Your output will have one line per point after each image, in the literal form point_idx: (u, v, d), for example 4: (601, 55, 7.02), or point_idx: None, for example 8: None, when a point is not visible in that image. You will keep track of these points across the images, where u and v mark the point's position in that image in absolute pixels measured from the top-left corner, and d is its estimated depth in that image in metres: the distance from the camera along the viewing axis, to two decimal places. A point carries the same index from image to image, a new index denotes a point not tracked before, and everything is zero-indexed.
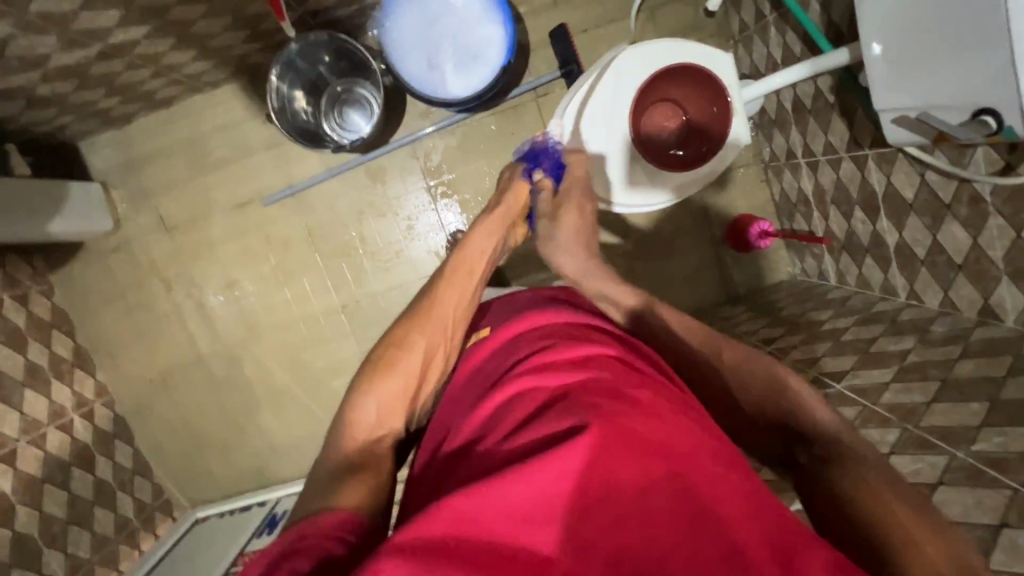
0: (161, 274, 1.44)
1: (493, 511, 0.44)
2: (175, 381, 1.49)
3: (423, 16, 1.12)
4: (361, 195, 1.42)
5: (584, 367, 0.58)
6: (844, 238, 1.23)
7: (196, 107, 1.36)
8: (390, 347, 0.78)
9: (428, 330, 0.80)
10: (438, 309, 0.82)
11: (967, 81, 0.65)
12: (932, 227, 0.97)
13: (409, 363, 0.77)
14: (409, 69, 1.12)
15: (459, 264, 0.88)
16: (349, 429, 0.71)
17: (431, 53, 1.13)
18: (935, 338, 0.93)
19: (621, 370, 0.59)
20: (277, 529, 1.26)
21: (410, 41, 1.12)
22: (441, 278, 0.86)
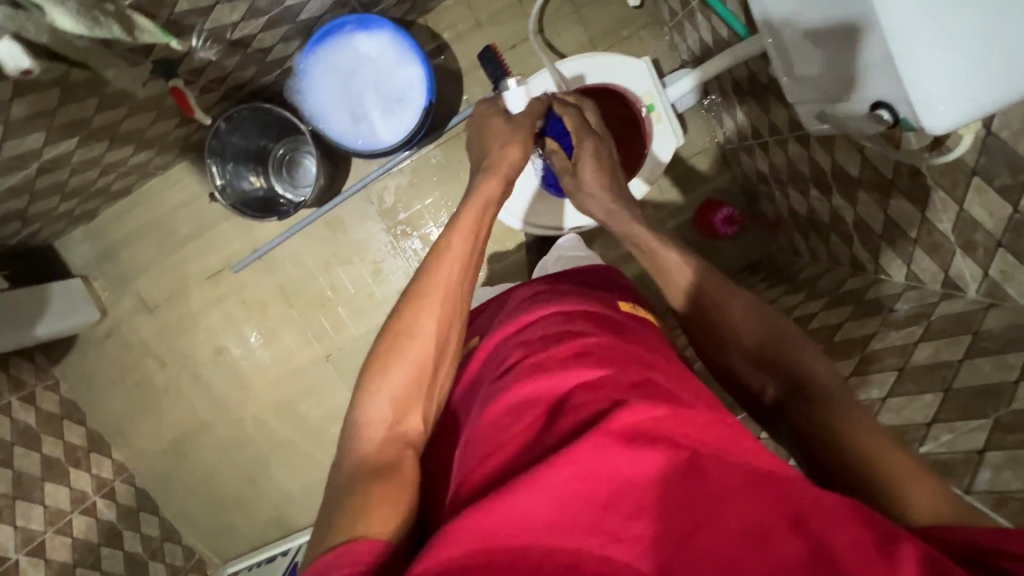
0: (153, 352, 1.50)
1: (512, 527, 0.44)
2: (185, 449, 1.56)
3: (342, 70, 1.13)
4: (325, 247, 1.45)
5: (581, 364, 0.58)
6: (807, 215, 1.19)
7: (155, 190, 1.41)
8: (397, 335, 0.71)
9: (436, 311, 0.73)
10: (439, 282, 0.74)
11: (858, 74, 0.61)
12: (882, 202, 0.93)
13: (419, 352, 0.71)
14: (336, 127, 1.15)
15: (466, 220, 0.79)
16: (365, 429, 0.67)
17: (356, 105, 1.15)
18: (898, 318, 0.89)
19: (620, 360, 0.59)
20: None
21: (334, 100, 1.14)
22: (448, 239, 0.77)
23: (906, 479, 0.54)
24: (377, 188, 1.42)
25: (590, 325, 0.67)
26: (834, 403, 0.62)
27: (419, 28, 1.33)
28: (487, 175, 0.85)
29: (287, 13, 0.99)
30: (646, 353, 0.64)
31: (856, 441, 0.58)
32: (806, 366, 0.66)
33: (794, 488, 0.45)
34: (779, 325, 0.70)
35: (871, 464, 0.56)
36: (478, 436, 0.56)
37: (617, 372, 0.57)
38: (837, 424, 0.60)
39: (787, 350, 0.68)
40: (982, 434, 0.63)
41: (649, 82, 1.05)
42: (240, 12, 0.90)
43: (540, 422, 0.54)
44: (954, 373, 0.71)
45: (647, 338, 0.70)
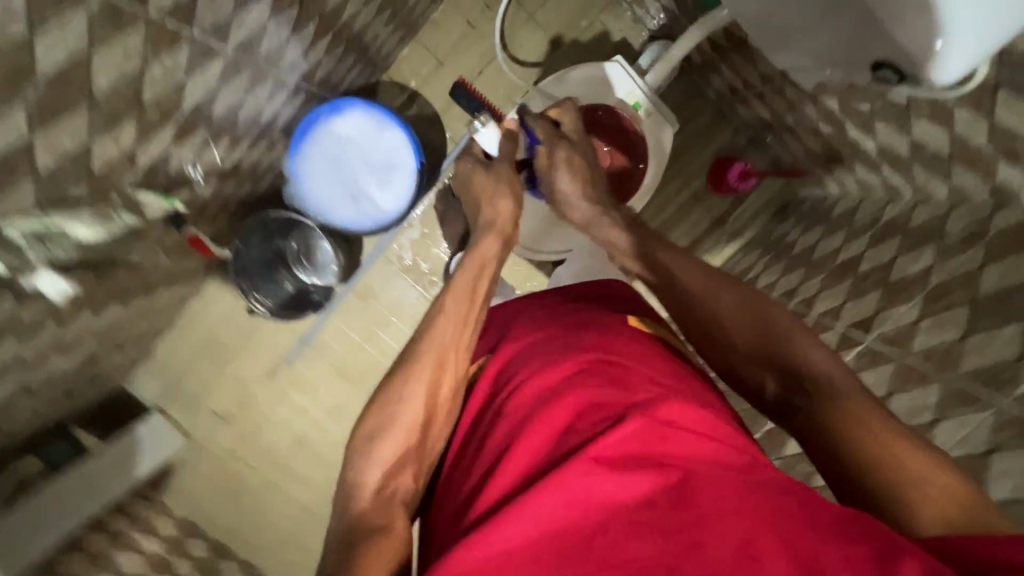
0: (239, 457, 1.58)
1: (499, 554, 0.48)
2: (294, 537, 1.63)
3: (329, 156, 1.14)
4: (363, 317, 1.49)
5: (577, 390, 0.60)
6: (825, 151, 1.14)
7: (198, 311, 1.49)
8: (388, 401, 0.71)
9: (427, 370, 0.72)
10: (436, 334, 0.75)
11: (850, 34, 0.60)
12: (903, 127, 0.89)
13: (412, 412, 0.70)
14: (338, 212, 1.16)
15: (460, 283, 0.80)
16: (359, 492, 0.65)
17: (352, 185, 1.17)
18: (952, 243, 0.84)
19: (617, 382, 0.60)
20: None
21: (328, 186, 1.16)
22: (443, 303, 0.78)
23: (918, 486, 0.51)
24: (394, 248, 1.44)
25: (586, 341, 0.67)
26: (839, 401, 0.59)
27: (386, 85, 1.33)
28: (487, 234, 0.87)
29: (267, 128, 1.02)
30: (641, 362, 0.65)
31: (855, 437, 0.56)
32: (809, 357, 0.63)
33: (784, 502, 0.47)
34: (772, 320, 0.67)
35: (871, 465, 0.54)
36: (472, 467, 0.60)
37: (611, 395, 0.58)
38: (839, 419, 0.57)
39: (781, 345, 0.65)
40: None
41: (631, 82, 1.05)
42: (225, 147, 0.93)
43: (538, 449, 0.56)
44: None
45: (647, 346, 0.70)
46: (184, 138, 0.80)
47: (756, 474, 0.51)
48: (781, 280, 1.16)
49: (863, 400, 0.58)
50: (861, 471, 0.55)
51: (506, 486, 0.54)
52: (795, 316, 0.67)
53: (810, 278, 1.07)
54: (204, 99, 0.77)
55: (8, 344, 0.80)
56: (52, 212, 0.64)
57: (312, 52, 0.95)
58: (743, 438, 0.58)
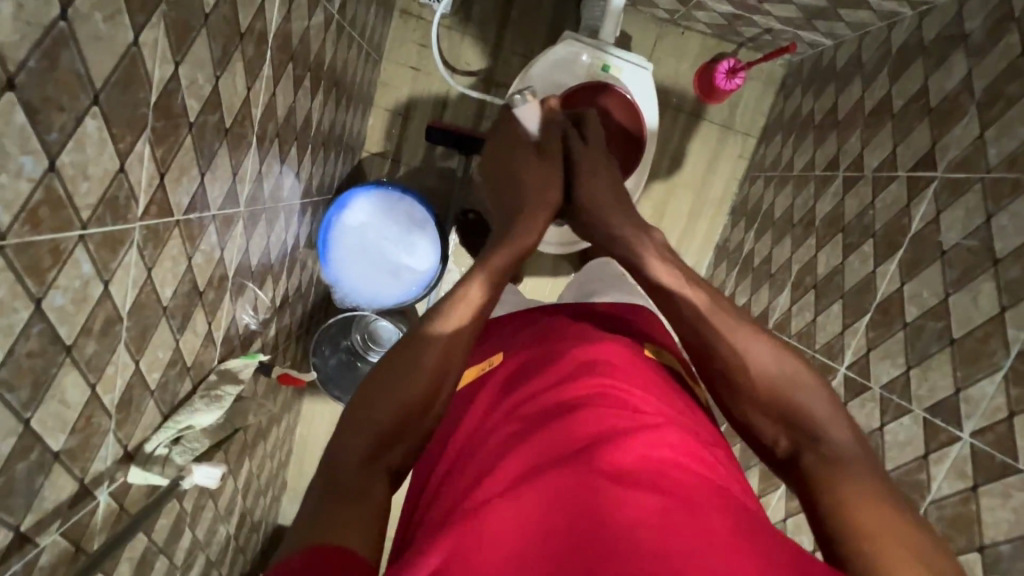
0: None
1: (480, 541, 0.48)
2: None
3: (358, 246, 1.20)
4: None
5: (591, 408, 0.61)
6: (801, 12, 1.10)
7: (306, 430, 1.59)
8: (388, 380, 0.62)
9: (441, 359, 0.65)
10: (456, 323, 0.68)
11: None
12: None
13: (413, 398, 0.62)
14: (386, 294, 1.21)
15: (493, 284, 0.74)
16: (339, 472, 0.57)
17: (386, 266, 1.22)
18: (979, 40, 0.79)
19: (629, 408, 0.62)
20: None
21: (367, 273, 1.21)
22: (461, 298, 0.70)
23: (897, 558, 0.49)
24: None
25: (599, 362, 0.68)
26: (846, 476, 0.57)
27: (369, 159, 1.38)
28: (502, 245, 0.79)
29: (294, 253, 1.08)
30: (655, 394, 0.66)
31: (851, 510, 0.55)
32: (828, 433, 0.61)
33: (773, 547, 0.48)
34: (792, 369, 0.65)
35: (855, 533, 0.53)
36: (461, 471, 0.60)
37: (624, 418, 0.60)
38: (840, 492, 0.56)
39: (806, 409, 0.63)
40: None
41: (588, 50, 1.06)
42: (270, 287, 0.99)
43: (543, 455, 0.56)
44: None
45: (650, 372, 0.70)
46: (239, 297, 0.86)
47: (746, 515, 0.52)
48: (817, 154, 1.11)
49: (868, 473, 0.57)
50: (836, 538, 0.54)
51: (499, 482, 0.55)
52: (821, 382, 0.65)
53: (847, 139, 1.02)
54: (241, 258, 0.83)
55: (184, 535, 0.88)
56: (174, 415, 0.71)
57: (302, 170, 1.00)
58: (725, 472, 0.59)
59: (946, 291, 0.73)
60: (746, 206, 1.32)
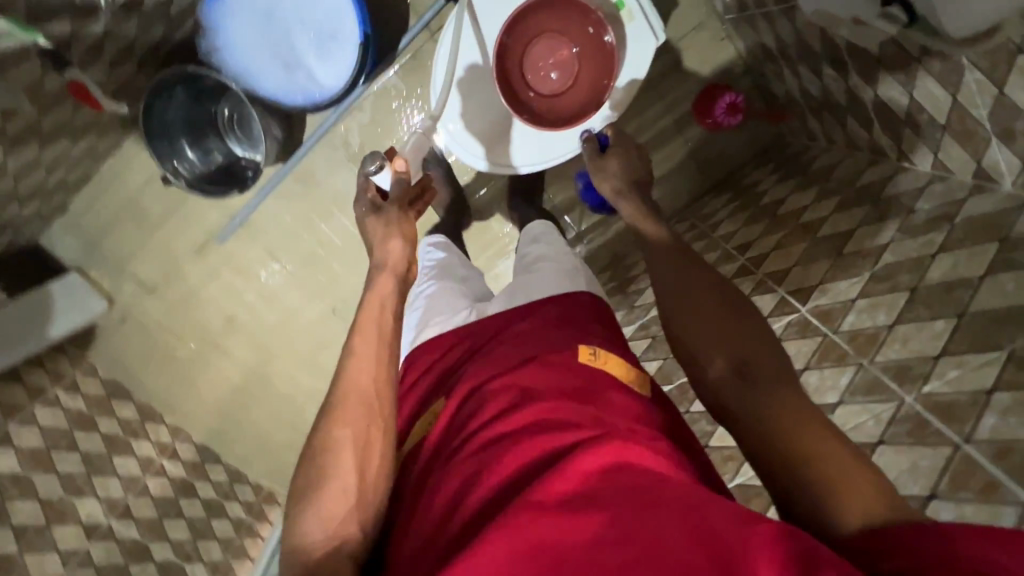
0: (168, 329, 1.53)
1: None
2: (228, 411, 1.63)
3: (262, 15, 1.02)
4: (303, 203, 1.38)
5: (511, 445, 0.55)
6: (821, 95, 1.03)
7: (116, 170, 1.36)
8: (311, 458, 0.64)
9: (350, 417, 0.65)
10: (351, 382, 0.68)
11: None
12: (907, 84, 0.80)
13: (341, 469, 0.62)
14: (272, 83, 1.04)
15: (366, 346, 0.71)
16: (299, 551, 0.59)
17: (286, 52, 1.03)
18: (916, 223, 0.79)
19: (554, 422, 0.56)
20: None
21: (262, 51, 1.03)
22: (352, 343, 0.72)
23: (841, 476, 0.53)
24: (339, 130, 1.31)
25: (528, 374, 0.63)
26: (781, 386, 0.61)
27: None
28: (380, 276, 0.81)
29: None
30: (604, 395, 0.61)
31: (793, 426, 0.57)
32: (762, 351, 0.65)
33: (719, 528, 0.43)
34: (744, 306, 0.70)
35: (808, 460, 0.55)
36: (423, 521, 0.55)
37: (545, 443, 0.54)
38: (780, 410, 0.59)
39: (744, 335, 0.67)
40: (993, 372, 0.58)
41: None
42: None
43: (476, 509, 0.51)
44: (973, 292, 0.65)
45: (600, 380, 0.64)
46: None
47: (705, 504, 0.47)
48: (739, 232, 1.10)
49: (801, 395, 0.60)
50: (795, 467, 0.56)
51: (450, 548, 0.50)
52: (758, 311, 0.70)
53: (768, 234, 1.02)
54: None
55: None
56: None
57: None
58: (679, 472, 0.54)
59: None
60: None
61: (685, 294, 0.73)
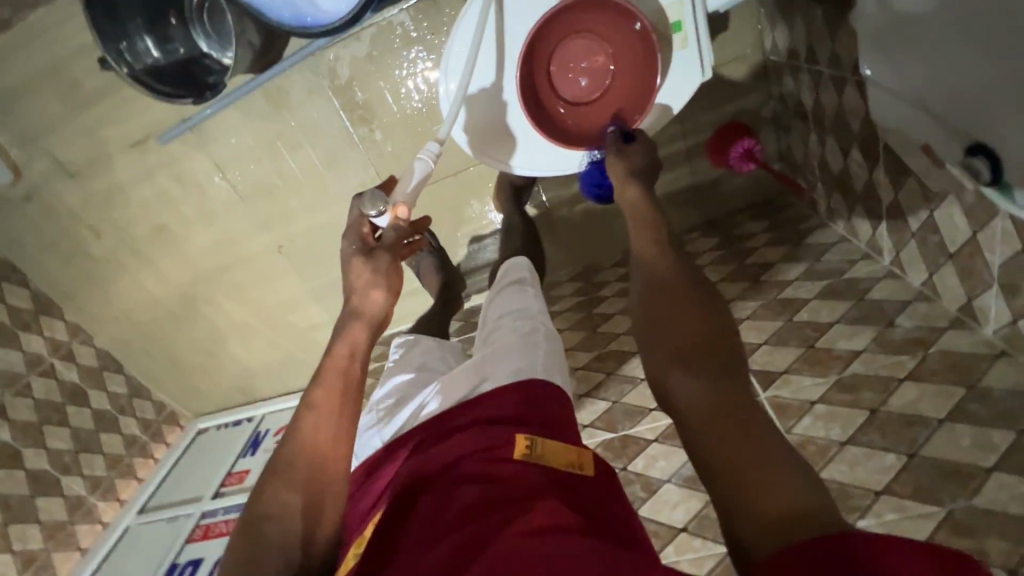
0: (84, 221, 1.34)
1: None
2: (140, 321, 1.50)
3: None
4: (268, 125, 1.21)
5: (449, 532, 0.48)
6: (839, 173, 0.99)
7: (46, 24, 1.12)
8: (251, 522, 0.57)
9: (299, 479, 0.58)
10: (304, 434, 0.61)
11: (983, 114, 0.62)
12: (931, 202, 0.76)
13: (281, 536, 0.55)
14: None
15: (329, 400, 0.63)
16: None
17: None
18: (893, 339, 0.79)
19: (498, 502, 0.49)
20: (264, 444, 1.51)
21: None
22: (312, 392, 0.65)
23: (770, 475, 0.45)
24: (328, 56, 1.14)
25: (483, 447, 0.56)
26: (728, 376, 0.54)
27: None
28: (351, 322, 0.70)
29: None
30: (561, 475, 0.53)
31: (736, 412, 0.50)
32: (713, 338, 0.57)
33: None
34: (706, 294, 0.62)
35: (740, 459, 0.47)
36: None
37: (481, 526, 0.47)
38: (717, 397, 0.52)
39: (698, 320, 0.59)
40: (926, 529, 0.60)
41: None
42: None
43: None
44: (928, 435, 0.66)
45: (559, 452, 0.56)
46: None
47: None
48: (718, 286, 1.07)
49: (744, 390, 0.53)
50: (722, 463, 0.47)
51: None
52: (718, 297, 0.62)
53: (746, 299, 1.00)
54: None
55: None
56: None
57: None
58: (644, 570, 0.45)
59: (670, 477, 0.78)
60: None
61: (650, 286, 0.65)
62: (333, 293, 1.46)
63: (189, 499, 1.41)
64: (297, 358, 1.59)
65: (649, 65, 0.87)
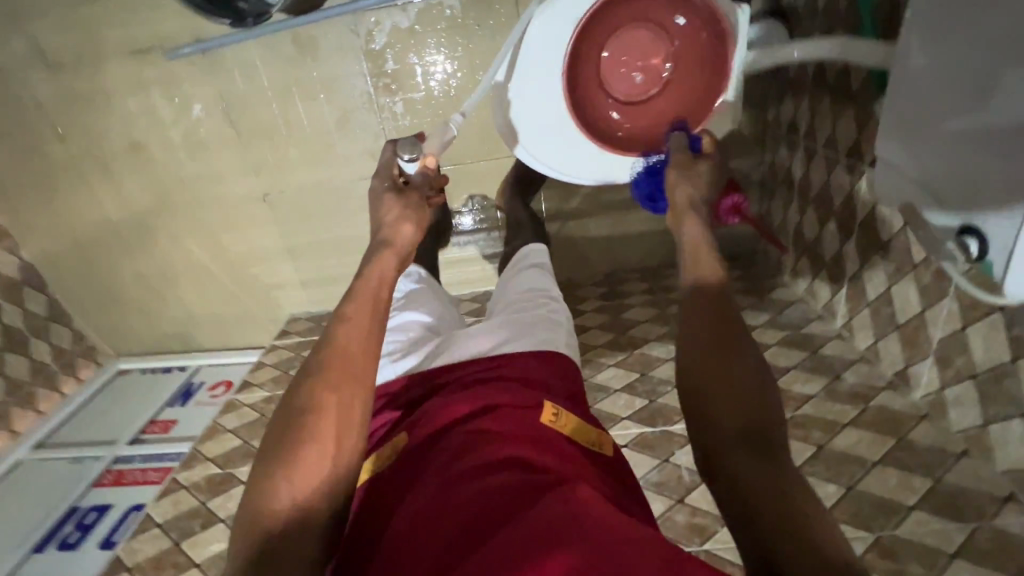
0: (50, 119, 1.23)
1: None
2: (84, 239, 1.38)
3: None
4: (288, 70, 1.18)
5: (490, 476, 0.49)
6: (811, 241, 1.11)
7: None
8: (287, 421, 0.56)
9: (339, 385, 0.58)
10: (344, 341, 0.61)
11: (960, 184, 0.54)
12: (892, 277, 0.87)
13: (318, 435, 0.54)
14: None
15: (361, 312, 0.64)
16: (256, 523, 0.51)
17: None
18: (839, 390, 0.90)
19: (541, 455, 0.52)
20: (197, 395, 1.40)
21: None
22: (345, 308, 0.65)
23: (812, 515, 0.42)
24: (368, 19, 1.13)
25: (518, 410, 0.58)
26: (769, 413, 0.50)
27: None
28: (380, 251, 0.74)
29: None
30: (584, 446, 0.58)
31: (771, 440, 0.48)
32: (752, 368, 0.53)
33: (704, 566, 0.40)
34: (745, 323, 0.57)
35: (783, 491, 0.44)
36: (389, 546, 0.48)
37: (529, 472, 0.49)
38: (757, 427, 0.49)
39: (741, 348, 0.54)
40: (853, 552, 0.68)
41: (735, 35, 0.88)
42: None
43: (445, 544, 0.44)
44: (863, 474, 0.76)
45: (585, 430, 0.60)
46: None
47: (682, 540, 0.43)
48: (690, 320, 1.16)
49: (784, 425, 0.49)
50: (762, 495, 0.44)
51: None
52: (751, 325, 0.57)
53: None
54: None
55: None
56: None
57: None
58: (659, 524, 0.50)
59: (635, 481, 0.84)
60: (616, 284, 1.37)
61: (699, 303, 0.60)
62: (309, 255, 1.41)
63: (103, 442, 1.27)
64: (250, 313, 1.51)
65: (716, 52, 0.84)
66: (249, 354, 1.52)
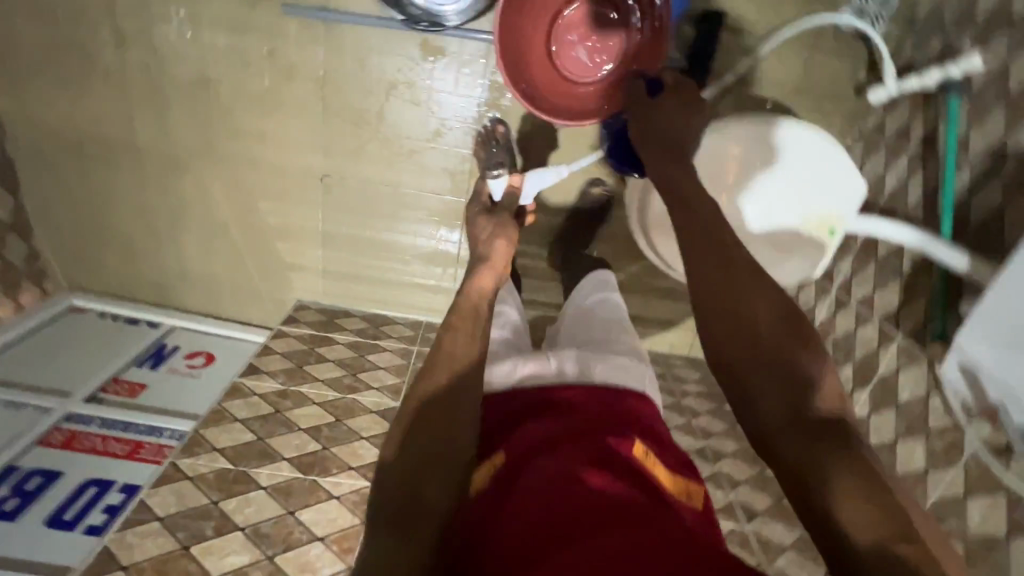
0: (115, 22, 1.10)
1: None
2: (94, 151, 1.23)
3: None
4: (401, 69, 1.15)
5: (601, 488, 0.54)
6: None
7: None
8: (415, 408, 0.62)
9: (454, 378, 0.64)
10: (451, 343, 0.69)
11: None
12: (900, 435, 1.00)
13: (438, 416, 0.61)
14: None
15: (465, 321, 0.73)
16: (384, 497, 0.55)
17: None
18: None
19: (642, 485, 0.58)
20: (169, 361, 1.24)
21: None
22: (449, 319, 0.72)
23: (878, 511, 0.44)
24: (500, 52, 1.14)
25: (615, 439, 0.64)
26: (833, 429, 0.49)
27: None
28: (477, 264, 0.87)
29: None
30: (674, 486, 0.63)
31: (831, 453, 0.47)
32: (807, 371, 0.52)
33: None
34: (758, 311, 0.55)
35: (838, 495, 0.45)
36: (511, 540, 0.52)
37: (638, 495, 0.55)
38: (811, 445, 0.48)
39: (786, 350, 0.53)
40: None
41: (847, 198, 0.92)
42: None
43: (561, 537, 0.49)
44: None
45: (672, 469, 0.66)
46: None
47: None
48: (703, 418, 1.26)
49: (851, 449, 0.47)
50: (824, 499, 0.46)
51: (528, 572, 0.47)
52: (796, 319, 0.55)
53: (727, 439, 1.19)
54: None
55: None
56: None
57: None
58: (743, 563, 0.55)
59: None
60: None
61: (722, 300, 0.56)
62: (344, 247, 1.34)
63: (49, 391, 1.07)
64: (251, 287, 1.37)
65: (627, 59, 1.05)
66: (233, 327, 1.37)
